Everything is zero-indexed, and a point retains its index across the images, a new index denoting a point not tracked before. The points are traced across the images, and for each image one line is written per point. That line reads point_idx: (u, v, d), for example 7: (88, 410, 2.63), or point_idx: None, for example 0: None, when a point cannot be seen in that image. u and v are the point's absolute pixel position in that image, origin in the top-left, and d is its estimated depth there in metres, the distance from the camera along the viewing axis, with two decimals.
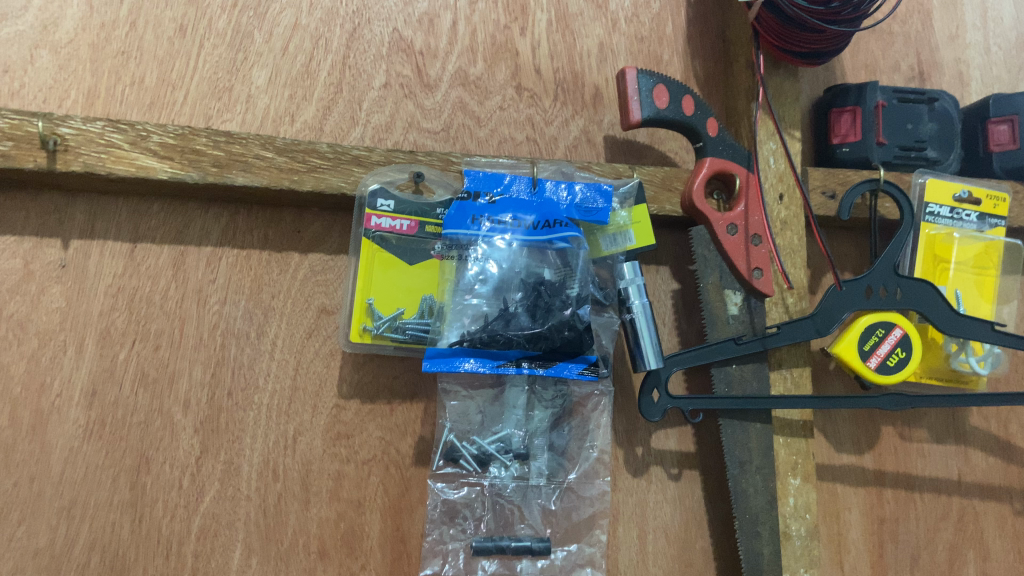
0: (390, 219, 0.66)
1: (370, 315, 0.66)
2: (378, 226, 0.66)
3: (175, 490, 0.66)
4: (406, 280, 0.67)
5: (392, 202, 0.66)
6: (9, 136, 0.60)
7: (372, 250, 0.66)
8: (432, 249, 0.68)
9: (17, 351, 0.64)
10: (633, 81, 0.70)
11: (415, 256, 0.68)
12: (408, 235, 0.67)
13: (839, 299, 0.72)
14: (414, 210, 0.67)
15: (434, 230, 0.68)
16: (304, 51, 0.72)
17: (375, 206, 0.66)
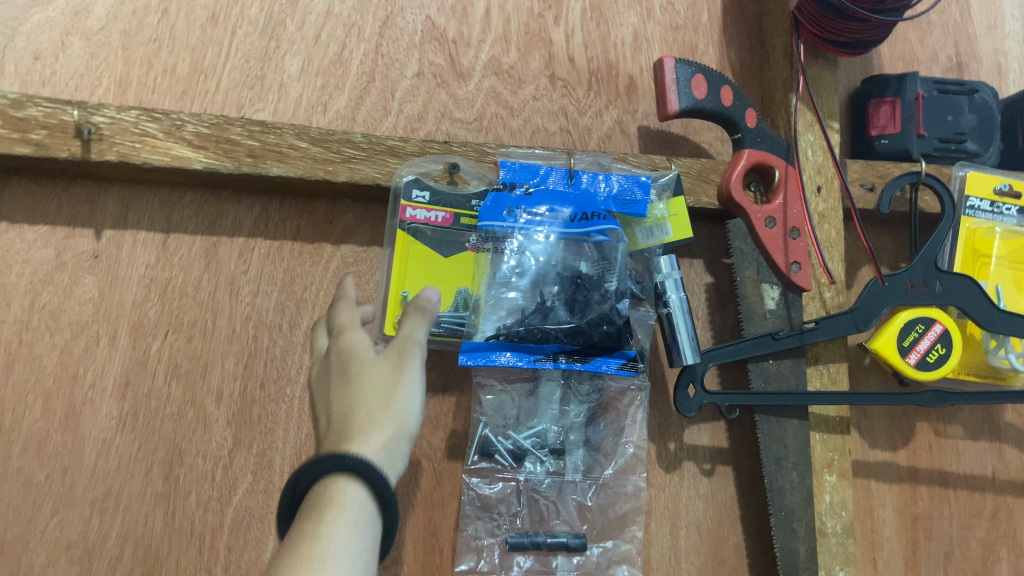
0: (425, 211, 0.65)
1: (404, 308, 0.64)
2: (413, 218, 0.65)
3: (208, 482, 0.65)
4: (441, 273, 0.66)
5: (427, 193, 0.65)
6: (43, 125, 0.59)
7: (406, 243, 0.66)
8: (467, 241, 0.67)
9: (50, 341, 0.63)
10: (671, 70, 0.69)
11: (449, 249, 0.66)
12: (442, 227, 0.66)
13: (880, 294, 0.71)
14: (449, 201, 0.66)
15: (469, 222, 0.67)
16: (336, 40, 0.71)
17: (410, 197, 0.65)
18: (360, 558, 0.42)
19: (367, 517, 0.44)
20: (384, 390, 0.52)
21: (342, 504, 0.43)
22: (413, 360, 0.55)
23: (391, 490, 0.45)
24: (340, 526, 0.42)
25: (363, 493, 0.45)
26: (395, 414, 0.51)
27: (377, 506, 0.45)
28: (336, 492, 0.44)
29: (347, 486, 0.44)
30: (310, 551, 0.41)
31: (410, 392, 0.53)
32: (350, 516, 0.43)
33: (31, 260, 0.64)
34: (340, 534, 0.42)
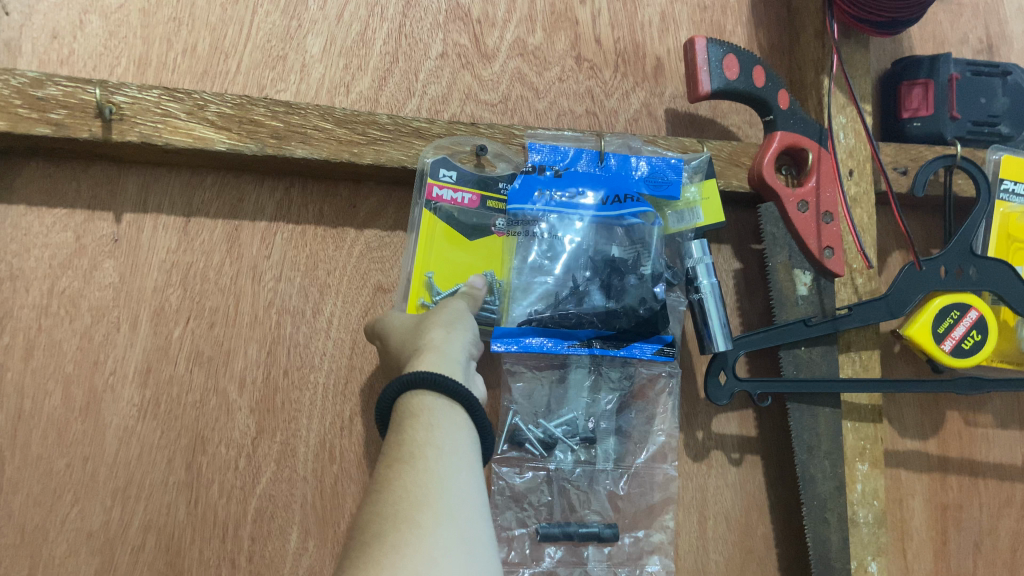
0: (451, 190, 0.64)
1: (428, 290, 0.63)
2: (440, 198, 0.64)
3: (232, 470, 0.64)
4: (467, 255, 0.65)
5: (455, 173, 0.64)
6: (62, 104, 0.57)
7: (432, 223, 0.64)
8: (494, 225, 0.66)
9: (70, 327, 0.62)
10: (702, 51, 0.67)
11: (474, 232, 0.65)
12: (469, 209, 0.65)
13: (916, 278, 0.69)
14: (477, 183, 0.65)
15: (496, 205, 0.66)
16: (358, 19, 0.70)
17: (437, 176, 0.63)
18: (453, 442, 0.45)
19: (445, 412, 0.47)
20: (426, 333, 0.54)
21: (416, 412, 0.46)
22: (457, 312, 0.58)
23: (461, 383, 0.48)
24: (421, 426, 0.45)
25: (433, 395, 0.48)
26: (444, 330, 0.55)
27: (453, 403, 0.48)
28: (412, 402, 0.47)
29: (416, 394, 0.48)
30: (400, 453, 0.44)
31: (456, 330, 0.55)
32: (425, 417, 0.46)
33: (49, 244, 0.62)
34: (422, 431, 0.45)
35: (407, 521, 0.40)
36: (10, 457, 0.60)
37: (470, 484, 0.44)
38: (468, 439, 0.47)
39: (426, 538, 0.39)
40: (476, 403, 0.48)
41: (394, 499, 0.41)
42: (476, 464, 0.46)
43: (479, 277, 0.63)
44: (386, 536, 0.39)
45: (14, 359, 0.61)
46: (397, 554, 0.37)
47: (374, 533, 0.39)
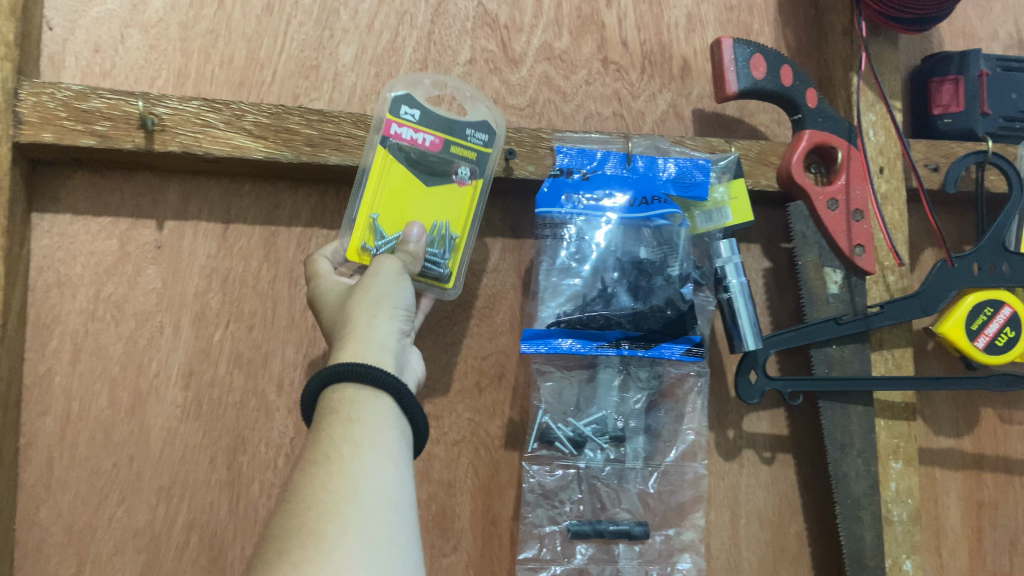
0: (412, 130, 0.60)
1: (373, 234, 0.61)
2: (398, 135, 0.60)
3: (271, 470, 0.66)
4: (416, 202, 0.61)
5: (417, 113, 0.60)
6: (107, 116, 0.59)
7: (386, 163, 0.60)
8: (455, 172, 0.62)
9: (116, 331, 0.64)
10: (729, 51, 0.67)
11: (433, 178, 0.62)
12: (429, 152, 0.61)
13: (949, 276, 0.69)
14: (441, 125, 0.61)
15: (462, 151, 0.62)
16: (389, 28, 0.71)
17: (397, 113, 0.60)
18: (373, 437, 0.46)
19: (368, 405, 0.47)
20: (350, 316, 0.54)
21: (335, 409, 0.47)
22: (389, 284, 0.56)
23: (388, 374, 0.49)
24: (339, 424, 0.46)
25: (353, 388, 0.48)
26: (367, 311, 0.54)
27: (377, 393, 0.48)
28: (335, 395, 0.48)
29: (337, 390, 0.48)
30: (316, 454, 0.45)
31: (381, 310, 0.54)
32: (344, 412, 0.47)
33: (95, 252, 0.64)
34: (341, 428, 0.46)
35: (316, 530, 0.40)
36: (59, 457, 0.62)
37: (392, 482, 0.45)
38: (394, 430, 0.48)
39: (333, 545, 0.40)
40: (403, 390, 0.49)
41: (305, 506, 0.42)
42: (403, 456, 0.47)
43: (417, 226, 0.59)
44: (293, 548, 0.39)
45: (63, 363, 0.63)
46: (299, 567, 0.38)
47: (281, 543, 0.40)
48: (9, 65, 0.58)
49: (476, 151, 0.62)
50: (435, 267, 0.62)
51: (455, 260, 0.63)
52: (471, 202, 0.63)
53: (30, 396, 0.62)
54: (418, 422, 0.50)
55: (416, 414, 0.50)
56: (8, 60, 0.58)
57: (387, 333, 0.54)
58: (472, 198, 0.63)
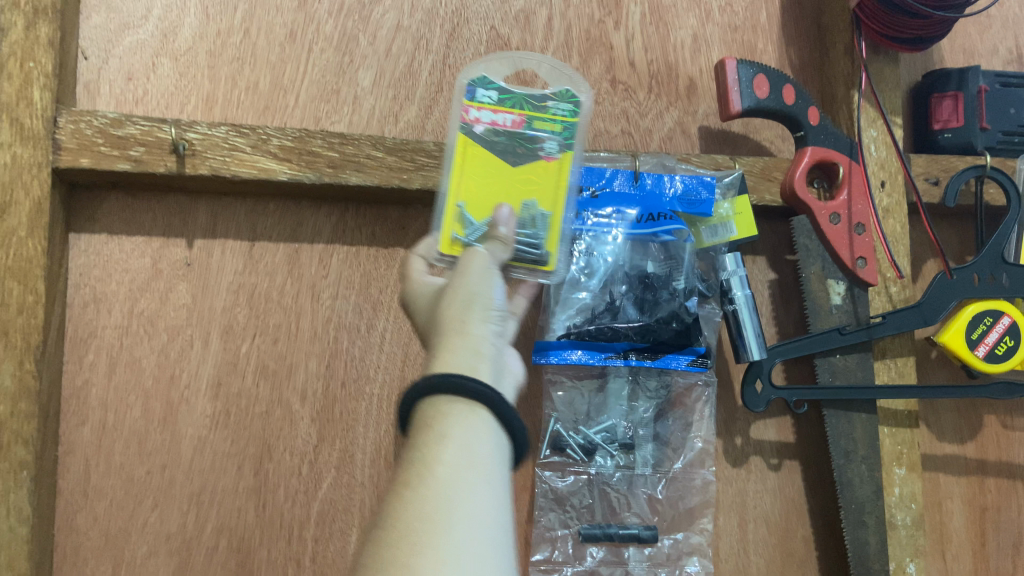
0: (491, 111, 0.61)
1: (461, 222, 0.60)
2: (477, 119, 0.61)
3: (295, 476, 0.69)
4: (506, 183, 0.61)
5: (494, 95, 0.62)
6: (141, 142, 0.63)
7: (470, 147, 0.61)
8: (543, 147, 0.62)
9: (149, 345, 0.68)
10: (733, 71, 0.70)
11: (521, 156, 0.61)
12: (513, 131, 0.61)
13: (947, 288, 0.71)
14: (519, 103, 0.62)
15: (545, 125, 0.62)
16: (406, 52, 0.74)
17: (474, 97, 0.61)
18: (467, 457, 0.43)
19: (461, 421, 0.44)
20: (444, 321, 0.52)
21: (428, 423, 0.44)
22: (482, 283, 0.53)
23: (482, 384, 0.45)
24: (432, 441, 0.43)
25: (446, 401, 0.45)
26: (463, 318, 0.51)
27: (472, 405, 0.45)
28: (427, 408, 0.45)
29: (430, 402, 0.45)
30: (408, 475, 0.43)
31: (475, 316, 0.51)
32: (437, 429, 0.44)
33: (129, 269, 0.68)
34: (434, 447, 0.43)
35: (403, 565, 0.38)
36: (96, 465, 0.65)
37: (487, 509, 0.42)
38: (491, 448, 0.44)
39: None
40: (499, 401, 0.45)
41: (396, 535, 0.40)
42: (500, 476, 0.44)
43: (506, 208, 0.57)
44: None
45: (99, 376, 0.66)
46: None
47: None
48: (48, 95, 0.61)
49: (559, 123, 0.62)
50: (530, 249, 0.60)
51: (552, 238, 0.61)
52: (562, 176, 0.61)
53: (68, 407, 0.65)
54: (520, 436, 0.46)
55: (517, 427, 0.46)
56: (47, 89, 0.61)
57: (482, 334, 0.51)
58: (565, 171, 0.61)
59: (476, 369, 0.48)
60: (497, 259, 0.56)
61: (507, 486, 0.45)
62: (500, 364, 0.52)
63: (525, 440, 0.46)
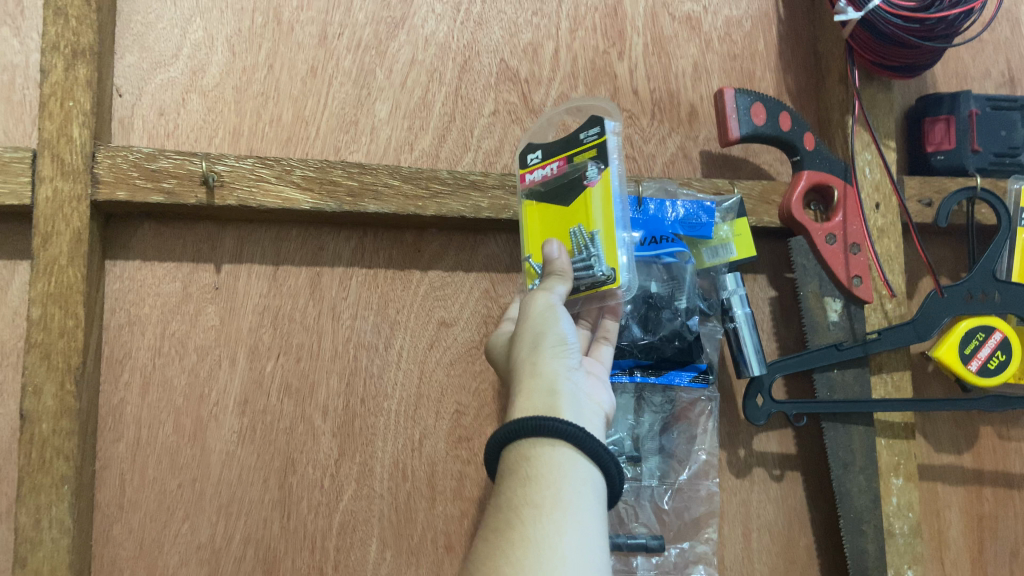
0: (540, 168, 0.66)
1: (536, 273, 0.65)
2: (532, 179, 0.66)
3: (318, 488, 0.72)
4: (563, 221, 0.63)
5: (540, 153, 0.66)
6: (173, 174, 0.67)
7: (531, 206, 0.66)
8: (585, 177, 0.62)
9: (180, 364, 0.71)
10: (731, 100, 0.73)
11: (569, 194, 0.63)
12: (558, 176, 0.64)
13: (939, 305, 0.74)
14: (560, 148, 0.65)
15: (584, 155, 0.63)
16: (420, 85, 0.78)
17: (527, 163, 0.67)
18: (555, 492, 0.47)
19: (544, 462, 0.48)
20: (521, 368, 0.56)
21: (515, 470, 0.49)
22: (546, 321, 0.57)
23: (561, 421, 0.49)
24: (519, 485, 0.48)
25: (530, 446, 0.49)
26: (535, 363, 0.56)
27: (554, 443, 0.49)
28: (514, 454, 0.50)
29: (514, 451, 0.50)
30: (498, 520, 0.47)
31: (545, 358, 0.56)
32: (522, 474, 0.48)
33: (161, 293, 0.72)
34: (521, 490, 0.47)
35: None
36: (131, 479, 0.69)
37: (578, 542, 0.45)
38: (577, 480, 0.48)
39: None
40: (578, 433, 0.49)
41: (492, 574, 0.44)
42: (591, 504, 0.48)
43: (551, 244, 0.61)
44: None
45: (133, 395, 0.70)
46: None
47: None
48: (87, 131, 0.65)
49: (595, 147, 0.62)
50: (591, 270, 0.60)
51: (609, 253, 0.60)
52: (608, 194, 0.61)
53: (104, 424, 0.69)
54: (607, 462, 0.50)
55: (602, 454, 0.50)
56: (86, 126, 0.65)
57: (556, 371, 0.55)
58: (608, 188, 0.61)
59: (557, 406, 0.52)
60: (559, 292, 0.59)
61: (599, 514, 0.49)
62: (583, 392, 0.57)
63: (613, 461, 0.50)
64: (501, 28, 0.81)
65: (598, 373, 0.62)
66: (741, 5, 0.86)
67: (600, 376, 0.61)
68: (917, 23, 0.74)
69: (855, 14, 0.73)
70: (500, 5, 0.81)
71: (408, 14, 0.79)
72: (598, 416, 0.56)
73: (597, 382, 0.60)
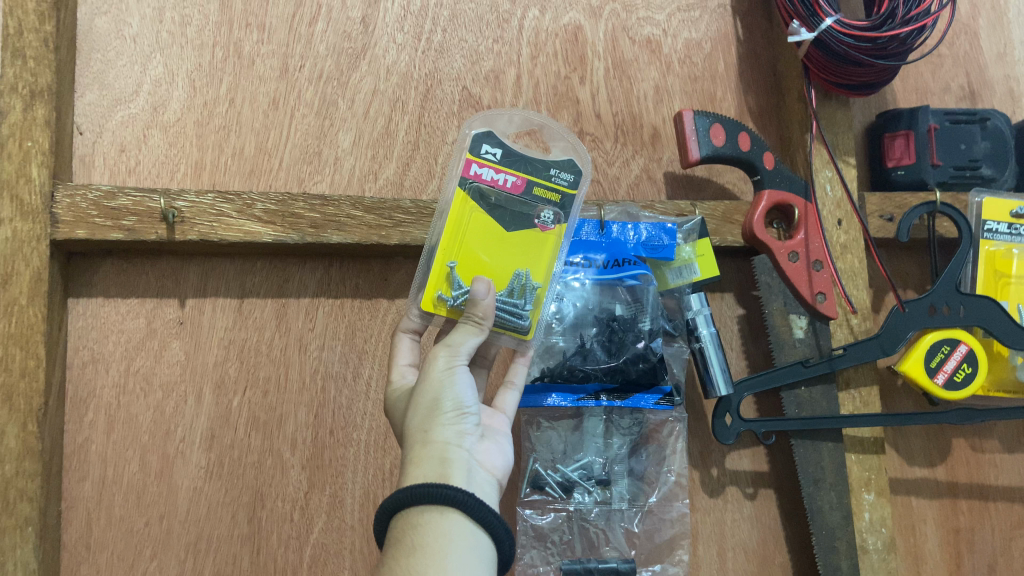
0: (493, 169, 0.64)
1: (449, 282, 0.62)
2: (479, 175, 0.64)
3: (288, 522, 0.72)
4: (505, 252, 0.64)
5: (499, 152, 0.64)
6: (133, 212, 0.67)
7: (466, 203, 0.64)
8: (538, 217, 0.65)
9: (145, 401, 0.71)
10: (690, 122, 0.74)
11: (514, 221, 0.64)
12: (512, 192, 0.64)
13: (903, 320, 0.74)
14: (524, 167, 0.64)
15: (544, 192, 0.65)
16: (383, 114, 0.78)
17: (478, 152, 0.64)
18: (438, 560, 0.46)
19: (431, 529, 0.48)
20: (411, 433, 0.55)
21: (400, 537, 0.49)
22: (441, 384, 0.56)
23: (449, 488, 0.50)
24: (403, 554, 0.47)
25: (416, 513, 0.49)
26: (427, 428, 0.55)
27: (442, 510, 0.49)
28: (402, 523, 0.49)
29: (401, 518, 0.50)
30: None
31: (437, 424, 0.55)
32: (407, 541, 0.48)
33: (124, 330, 0.72)
34: (405, 559, 0.47)
35: None
36: (97, 518, 0.69)
37: None
38: (460, 545, 0.48)
39: None
40: (466, 499, 0.49)
41: None
42: (475, 570, 0.47)
43: (483, 282, 0.58)
44: None
45: (98, 433, 0.70)
46: None
47: None
48: (45, 171, 0.65)
49: (561, 192, 0.65)
50: (519, 316, 0.63)
51: (536, 310, 0.64)
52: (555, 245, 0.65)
53: (69, 463, 0.69)
54: (497, 526, 0.50)
55: (491, 518, 0.50)
56: (45, 166, 0.65)
57: (447, 439, 0.55)
58: (556, 243, 0.65)
59: (447, 477, 0.52)
60: (462, 353, 0.57)
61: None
62: (477, 459, 0.56)
63: (502, 529, 0.50)
64: (462, 56, 0.81)
65: (499, 432, 0.62)
66: (700, 27, 0.87)
67: (499, 434, 0.61)
68: (869, 42, 0.75)
69: (807, 35, 0.74)
70: (461, 34, 0.82)
71: (369, 45, 0.79)
72: (489, 485, 0.56)
73: (495, 445, 0.60)
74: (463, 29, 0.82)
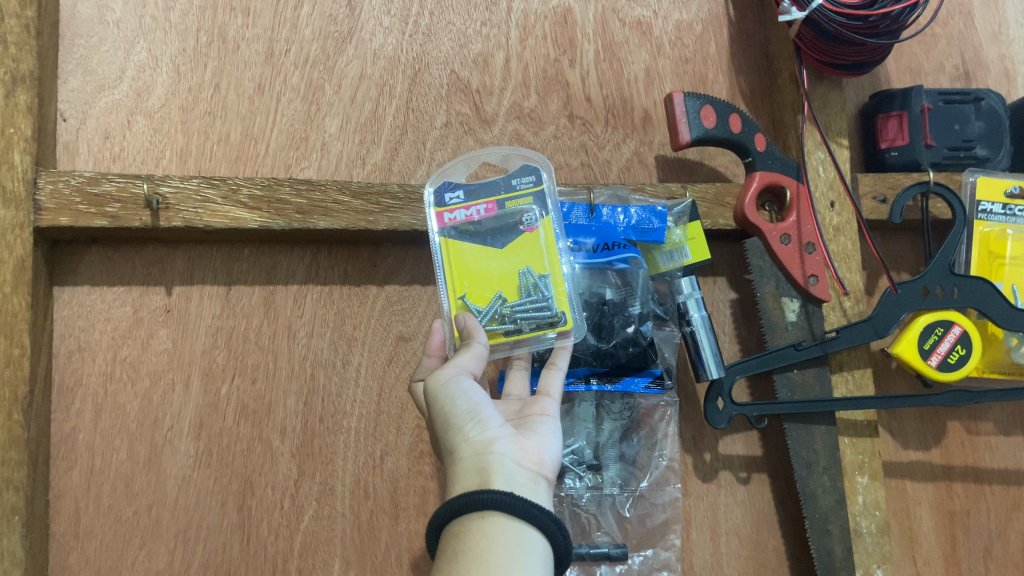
0: (463, 209, 0.67)
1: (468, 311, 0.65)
2: (453, 220, 0.67)
3: (278, 510, 0.71)
4: (506, 264, 0.66)
5: (460, 193, 0.67)
6: (117, 199, 0.66)
7: (458, 246, 0.66)
8: (522, 222, 0.67)
9: (132, 390, 0.71)
10: (680, 104, 0.73)
11: (503, 237, 0.67)
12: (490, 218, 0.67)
13: (896, 301, 0.73)
14: (486, 191, 0.67)
15: (516, 202, 0.67)
16: (370, 99, 0.78)
17: (444, 203, 0.67)
18: (480, 562, 0.44)
19: (473, 533, 0.46)
20: (445, 457, 0.54)
21: (445, 547, 0.46)
22: (452, 401, 0.55)
23: (488, 491, 0.47)
24: (447, 560, 0.45)
25: (459, 521, 0.47)
26: (456, 445, 0.53)
27: (482, 514, 0.47)
28: (446, 535, 0.47)
29: (446, 530, 0.48)
30: None
31: (464, 436, 0.53)
32: (450, 548, 0.46)
33: (111, 318, 0.71)
34: (447, 565, 0.45)
35: None
36: (85, 508, 0.68)
37: None
38: (505, 544, 0.45)
39: None
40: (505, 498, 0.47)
41: None
42: (524, 567, 0.45)
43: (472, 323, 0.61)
44: None
45: (86, 422, 0.69)
46: None
47: None
48: (28, 158, 0.64)
49: (531, 194, 0.67)
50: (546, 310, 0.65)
51: (560, 297, 0.65)
52: (552, 234, 0.67)
53: (57, 453, 0.68)
54: (544, 518, 0.47)
55: (536, 512, 0.47)
56: (27, 153, 0.64)
57: (475, 447, 0.53)
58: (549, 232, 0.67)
59: (485, 480, 0.50)
60: (463, 366, 0.57)
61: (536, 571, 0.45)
62: (520, 459, 0.54)
63: (549, 517, 0.47)
64: (451, 40, 0.80)
65: (541, 426, 0.59)
66: (691, 9, 0.86)
67: (540, 429, 0.58)
68: (860, 21, 0.74)
69: (798, 14, 0.73)
70: (449, 17, 0.81)
71: (355, 28, 0.79)
72: (537, 480, 0.53)
73: (541, 440, 0.57)
74: (450, 11, 0.81)
